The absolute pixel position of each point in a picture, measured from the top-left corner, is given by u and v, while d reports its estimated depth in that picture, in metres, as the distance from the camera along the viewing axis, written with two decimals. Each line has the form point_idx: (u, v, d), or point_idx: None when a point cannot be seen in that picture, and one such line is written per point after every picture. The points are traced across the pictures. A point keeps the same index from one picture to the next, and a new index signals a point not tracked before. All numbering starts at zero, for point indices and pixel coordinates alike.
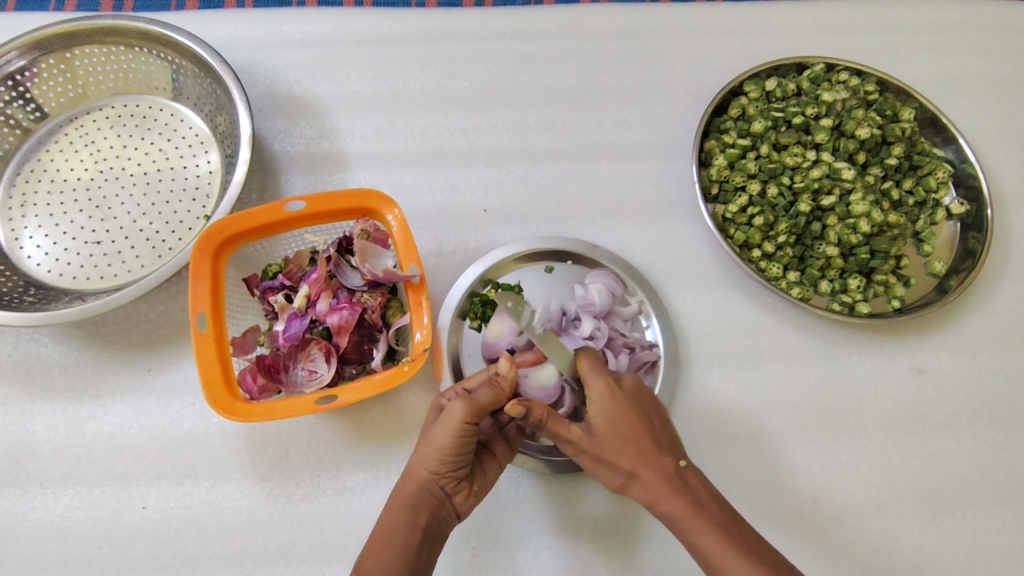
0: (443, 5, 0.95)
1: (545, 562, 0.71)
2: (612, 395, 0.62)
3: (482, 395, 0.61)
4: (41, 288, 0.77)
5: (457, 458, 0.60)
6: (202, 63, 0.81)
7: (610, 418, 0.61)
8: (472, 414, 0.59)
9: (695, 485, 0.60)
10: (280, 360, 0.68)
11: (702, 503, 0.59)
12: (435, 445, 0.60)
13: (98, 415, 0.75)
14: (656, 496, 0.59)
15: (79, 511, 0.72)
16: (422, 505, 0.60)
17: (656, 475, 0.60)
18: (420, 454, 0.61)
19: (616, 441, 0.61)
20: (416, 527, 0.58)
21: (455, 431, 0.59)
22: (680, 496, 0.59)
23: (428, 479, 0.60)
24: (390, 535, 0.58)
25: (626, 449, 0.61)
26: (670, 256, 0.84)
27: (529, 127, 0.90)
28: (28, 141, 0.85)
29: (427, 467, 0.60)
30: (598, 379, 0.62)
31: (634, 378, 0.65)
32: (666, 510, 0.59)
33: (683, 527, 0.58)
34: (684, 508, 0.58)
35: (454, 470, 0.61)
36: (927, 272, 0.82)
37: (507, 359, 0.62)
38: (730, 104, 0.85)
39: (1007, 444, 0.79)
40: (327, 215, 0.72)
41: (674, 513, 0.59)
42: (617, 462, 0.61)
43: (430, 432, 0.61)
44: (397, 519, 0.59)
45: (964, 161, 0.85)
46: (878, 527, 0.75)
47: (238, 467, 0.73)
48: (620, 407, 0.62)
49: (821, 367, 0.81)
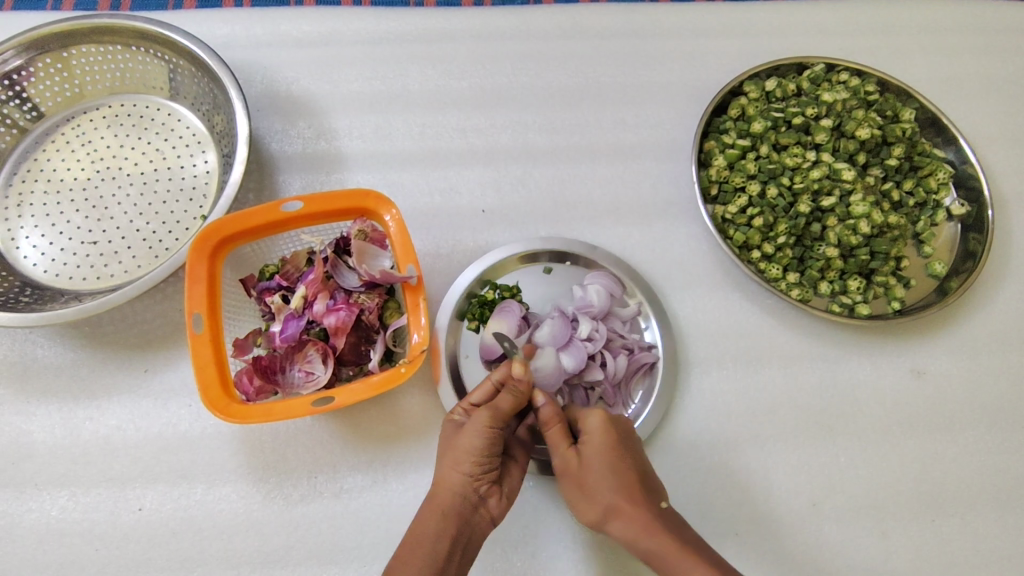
0: (442, 5, 0.95)
1: (543, 565, 0.70)
2: (604, 431, 0.62)
3: (503, 401, 0.62)
4: (37, 288, 0.77)
5: (486, 461, 0.60)
6: (199, 62, 0.80)
7: (601, 453, 0.61)
8: (497, 418, 0.61)
9: (680, 525, 0.59)
10: (276, 360, 0.68)
11: (685, 541, 0.57)
12: (463, 447, 0.60)
13: (94, 416, 0.75)
14: (639, 531, 0.57)
15: (74, 513, 0.71)
16: (454, 510, 0.59)
17: (641, 511, 0.58)
18: (450, 458, 0.60)
19: (606, 471, 0.60)
20: (448, 533, 0.58)
21: (483, 431, 0.60)
22: (660, 534, 0.57)
23: (460, 484, 0.60)
24: (422, 541, 0.57)
25: (612, 482, 0.59)
26: (669, 257, 0.84)
27: (528, 126, 0.89)
28: (25, 140, 0.85)
29: (459, 471, 0.60)
30: (593, 412, 0.64)
31: (627, 421, 0.66)
32: (649, 548, 0.57)
33: (665, 565, 0.56)
34: (669, 543, 0.56)
35: (486, 472, 0.60)
36: (927, 273, 0.82)
37: (520, 362, 0.62)
38: (730, 104, 0.85)
39: (1007, 446, 0.79)
40: (325, 215, 0.72)
41: (657, 550, 0.56)
42: (601, 496, 0.59)
43: (457, 436, 0.61)
44: (429, 525, 0.58)
45: (965, 161, 0.84)
46: (878, 530, 0.74)
47: (234, 469, 0.73)
48: (611, 441, 0.62)
49: (821, 369, 0.80)
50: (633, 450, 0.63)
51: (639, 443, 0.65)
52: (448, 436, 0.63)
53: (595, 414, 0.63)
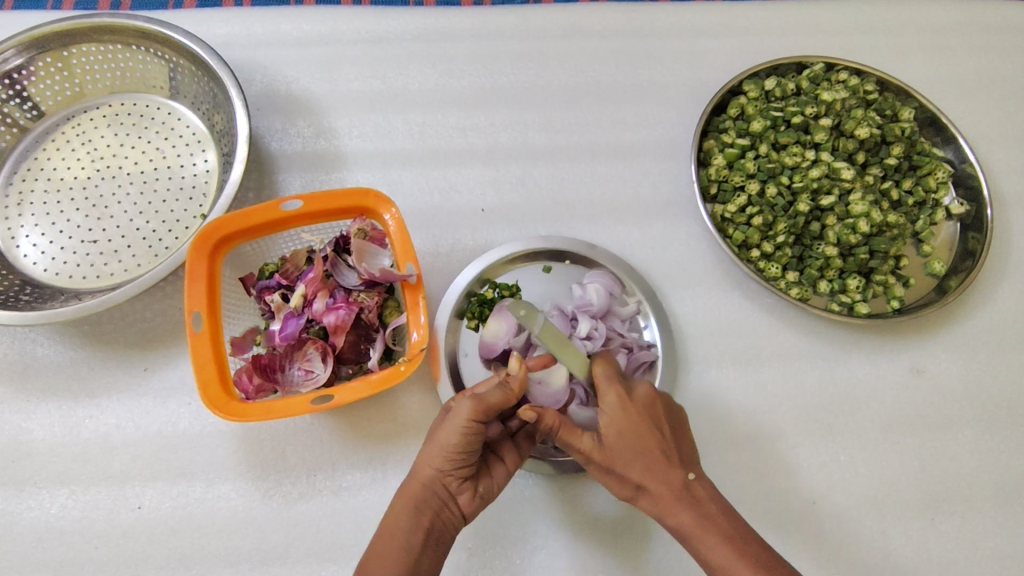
0: (442, 5, 0.95)
1: (542, 563, 0.70)
2: (624, 408, 0.60)
3: (491, 396, 0.59)
4: (37, 286, 0.77)
5: (462, 457, 0.59)
6: (199, 61, 0.80)
7: (622, 432, 0.60)
8: (481, 410, 0.58)
9: (705, 498, 0.60)
10: (276, 359, 0.69)
11: (710, 518, 0.59)
12: (438, 442, 0.59)
13: (94, 415, 0.75)
14: (665, 509, 0.60)
15: (74, 511, 0.71)
16: (425, 504, 0.59)
17: (666, 490, 0.59)
18: (425, 453, 0.60)
19: (627, 454, 0.60)
20: (418, 528, 0.58)
21: (460, 427, 0.58)
22: (685, 514, 0.59)
23: (431, 479, 0.60)
24: (392, 535, 0.57)
25: (635, 464, 0.60)
26: (669, 256, 0.84)
27: (527, 126, 0.90)
28: (25, 139, 0.85)
29: (431, 465, 0.59)
30: (608, 392, 0.61)
31: (649, 387, 0.63)
32: (675, 524, 0.59)
33: (690, 540, 0.59)
34: (694, 521, 0.58)
35: (458, 468, 0.60)
36: (926, 272, 0.82)
37: (518, 359, 0.59)
38: (729, 104, 0.85)
39: (1006, 445, 0.79)
40: (324, 214, 0.72)
41: (683, 527, 0.59)
42: (627, 475, 0.60)
43: (436, 430, 0.60)
44: (399, 519, 0.58)
45: (964, 161, 0.84)
46: (877, 528, 0.74)
47: (234, 467, 0.73)
48: (631, 419, 0.60)
49: (820, 368, 0.80)
50: (656, 422, 0.61)
51: (663, 408, 0.63)
52: (433, 427, 0.62)
53: (612, 393, 0.61)
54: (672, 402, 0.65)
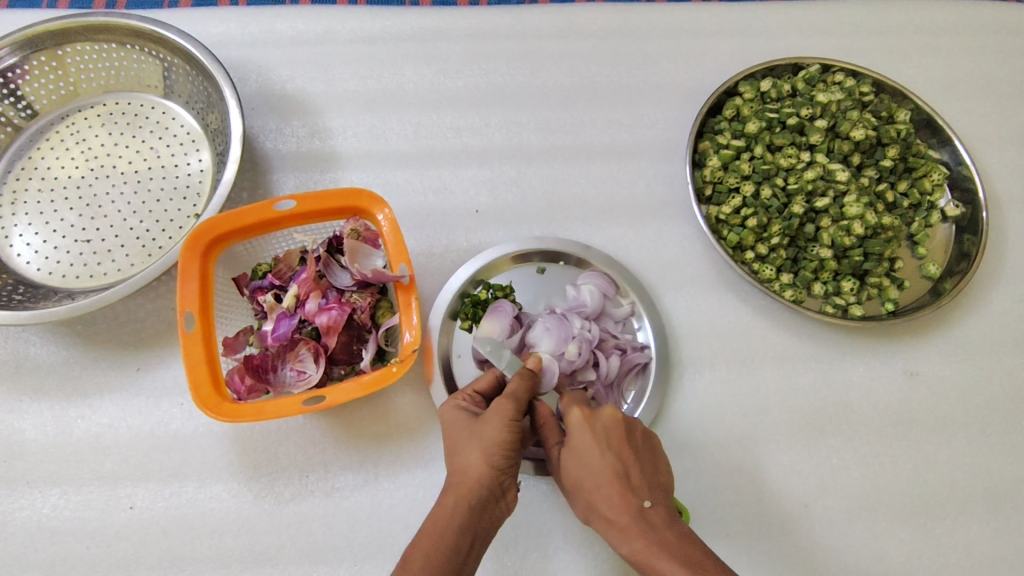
0: (437, 4, 0.95)
1: (533, 566, 0.70)
2: (583, 426, 0.60)
3: (512, 385, 0.61)
4: (30, 286, 0.77)
5: (513, 454, 0.58)
6: (193, 60, 0.80)
7: (574, 450, 0.59)
8: (519, 408, 0.59)
9: (661, 525, 0.54)
10: (268, 360, 0.68)
11: (666, 542, 0.52)
12: (490, 439, 0.57)
13: (86, 414, 0.75)
14: (615, 536, 0.55)
15: (65, 511, 0.71)
16: (480, 503, 0.55)
17: (617, 513, 0.55)
18: (477, 447, 0.57)
19: (580, 475, 0.58)
20: (470, 528, 0.54)
21: (509, 423, 0.58)
22: (636, 537, 0.53)
23: (488, 476, 0.56)
24: (443, 534, 0.53)
25: (588, 486, 0.57)
26: (663, 257, 0.84)
27: (522, 126, 0.89)
28: (20, 138, 0.85)
29: (488, 462, 0.56)
30: (573, 408, 0.61)
31: (615, 410, 0.62)
32: (628, 551, 0.53)
33: (643, 569, 0.52)
34: (643, 548, 0.52)
35: (511, 465, 0.58)
36: (921, 275, 0.81)
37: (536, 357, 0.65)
38: (724, 105, 0.84)
39: (999, 448, 0.79)
40: (316, 215, 0.71)
41: (635, 556, 0.52)
42: (582, 496, 0.58)
43: (481, 428, 0.58)
44: (454, 517, 0.54)
45: (959, 162, 0.84)
46: (869, 531, 0.74)
47: (226, 467, 0.73)
48: (587, 439, 0.59)
49: (814, 370, 0.80)
50: (613, 443, 0.59)
51: (625, 431, 0.61)
52: (459, 427, 0.60)
53: (573, 410, 0.61)
54: (643, 430, 0.63)
